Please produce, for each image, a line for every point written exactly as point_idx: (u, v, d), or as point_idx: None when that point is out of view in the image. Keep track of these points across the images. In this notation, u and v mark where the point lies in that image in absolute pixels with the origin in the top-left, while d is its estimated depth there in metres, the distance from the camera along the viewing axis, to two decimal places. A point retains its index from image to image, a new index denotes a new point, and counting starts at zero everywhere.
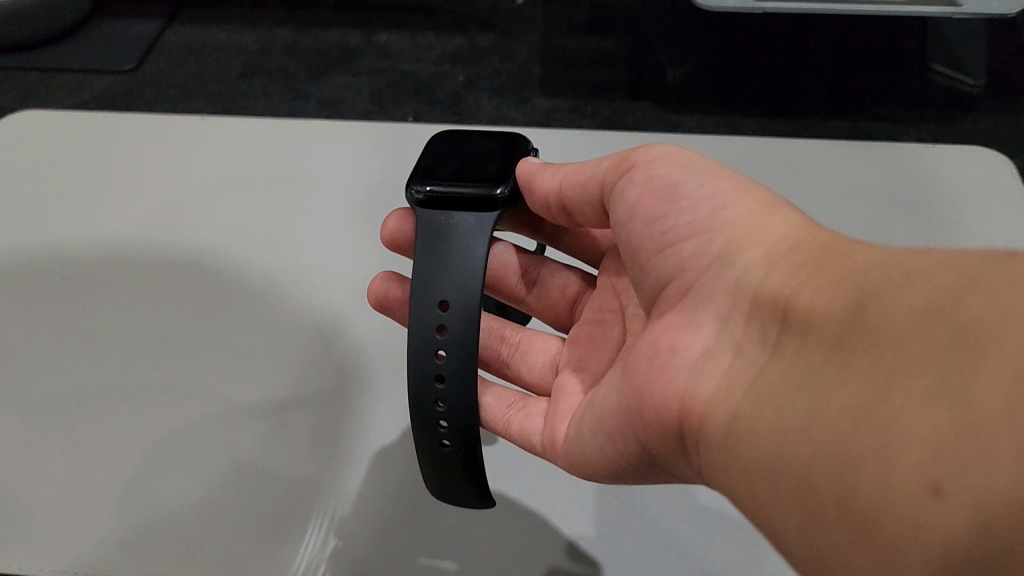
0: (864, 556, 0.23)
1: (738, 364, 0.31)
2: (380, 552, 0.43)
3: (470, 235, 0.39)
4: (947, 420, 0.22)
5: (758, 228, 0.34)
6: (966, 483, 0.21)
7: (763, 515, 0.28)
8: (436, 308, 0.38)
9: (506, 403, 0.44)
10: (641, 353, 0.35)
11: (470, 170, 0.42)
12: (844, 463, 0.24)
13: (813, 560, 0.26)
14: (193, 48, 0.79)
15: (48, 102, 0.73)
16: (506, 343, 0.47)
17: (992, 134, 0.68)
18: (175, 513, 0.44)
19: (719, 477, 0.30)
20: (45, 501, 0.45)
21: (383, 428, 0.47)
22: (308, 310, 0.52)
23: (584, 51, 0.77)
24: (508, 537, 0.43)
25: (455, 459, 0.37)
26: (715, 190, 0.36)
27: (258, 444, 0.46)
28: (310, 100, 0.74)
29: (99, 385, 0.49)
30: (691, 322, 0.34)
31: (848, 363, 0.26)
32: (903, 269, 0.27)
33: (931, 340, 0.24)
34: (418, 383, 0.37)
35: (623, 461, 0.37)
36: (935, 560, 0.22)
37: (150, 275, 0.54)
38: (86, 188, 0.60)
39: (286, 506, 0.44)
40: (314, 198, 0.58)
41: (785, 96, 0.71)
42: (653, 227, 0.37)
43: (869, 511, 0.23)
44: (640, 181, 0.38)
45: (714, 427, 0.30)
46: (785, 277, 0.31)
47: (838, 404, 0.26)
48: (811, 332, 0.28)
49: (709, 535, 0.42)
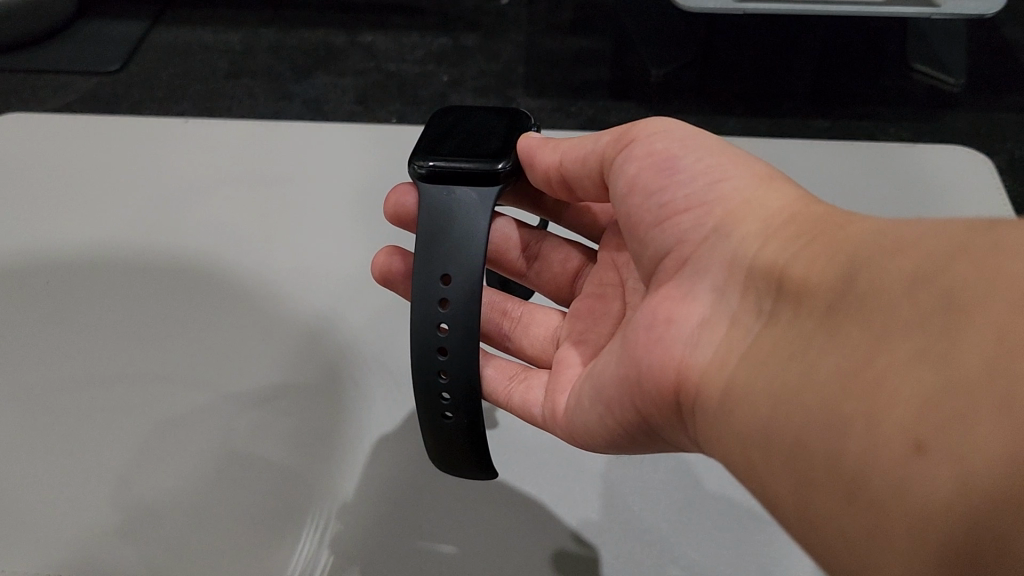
0: (850, 514, 0.24)
1: (733, 334, 0.32)
2: (380, 533, 0.44)
3: (471, 210, 0.40)
4: (931, 382, 0.23)
5: (754, 202, 0.34)
6: (947, 444, 0.22)
7: (754, 479, 0.29)
8: (438, 281, 0.38)
9: (508, 375, 0.44)
10: (638, 325, 0.36)
11: (470, 146, 0.42)
12: (833, 424, 0.25)
13: (802, 520, 0.26)
14: (177, 49, 0.79)
15: (32, 103, 0.73)
16: (507, 316, 0.47)
17: (970, 132, 0.70)
18: (173, 500, 0.44)
19: (716, 442, 0.31)
20: (37, 499, 0.45)
21: (379, 415, 0.48)
22: (301, 305, 0.52)
23: (568, 51, 0.78)
24: (511, 522, 0.43)
25: (458, 430, 0.37)
26: (715, 165, 0.37)
27: (255, 432, 0.47)
28: (295, 100, 0.75)
29: (90, 384, 0.50)
30: (688, 293, 0.34)
31: (838, 329, 0.27)
32: (894, 239, 0.27)
33: (919, 305, 0.24)
34: (421, 355, 0.37)
35: (620, 430, 0.38)
36: (914, 518, 0.22)
37: (139, 273, 0.55)
38: (73, 187, 0.60)
39: (285, 493, 0.45)
40: (304, 197, 0.59)
41: (768, 96, 0.72)
42: (652, 200, 0.37)
43: (855, 470, 0.24)
44: (639, 155, 0.38)
45: (711, 396, 0.31)
46: (781, 246, 0.31)
47: (828, 368, 0.26)
48: (804, 300, 0.29)
49: (710, 518, 0.43)
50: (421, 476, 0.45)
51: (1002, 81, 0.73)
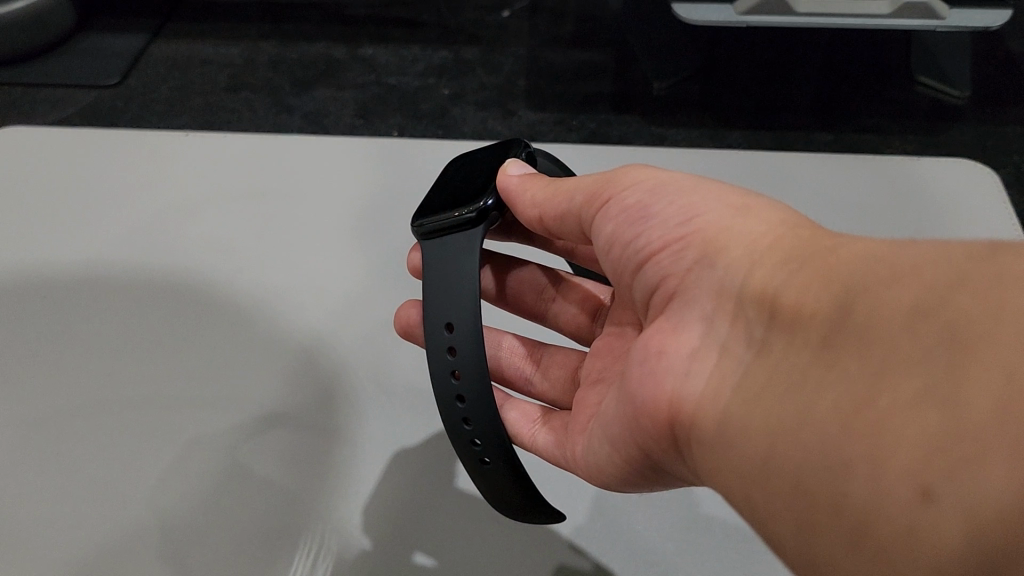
0: (857, 556, 0.24)
1: (725, 363, 0.31)
2: (379, 553, 0.43)
3: (462, 256, 0.40)
4: (934, 423, 0.23)
5: (734, 228, 0.34)
6: (953, 488, 0.22)
7: (755, 515, 0.28)
8: (443, 332, 0.38)
9: (531, 418, 0.44)
10: (633, 359, 0.36)
11: (458, 199, 0.42)
12: (835, 463, 0.25)
13: (808, 559, 0.26)
14: (178, 63, 0.79)
15: (32, 118, 0.72)
16: (530, 361, 0.47)
17: (977, 146, 0.69)
18: (172, 515, 0.44)
19: (712, 474, 0.30)
20: (26, 518, 0.45)
21: (374, 432, 0.47)
22: (296, 322, 0.52)
23: (571, 64, 0.77)
24: (504, 546, 0.43)
25: (499, 471, 0.37)
26: (685, 207, 0.37)
27: (250, 450, 0.46)
28: (295, 113, 0.74)
29: (81, 399, 0.49)
30: (677, 325, 0.34)
31: (836, 363, 0.26)
32: (889, 267, 0.27)
33: (920, 341, 0.24)
34: (444, 410, 0.37)
35: (629, 466, 0.37)
36: (924, 562, 0.22)
37: (134, 290, 0.54)
38: (69, 203, 0.60)
39: (280, 510, 0.44)
40: (301, 211, 0.58)
41: (773, 108, 0.72)
42: (630, 247, 0.38)
43: (861, 511, 0.24)
44: (614, 214, 0.39)
45: (706, 425, 0.31)
46: (771, 270, 0.31)
47: (827, 404, 0.26)
48: (800, 330, 0.28)
49: (706, 541, 0.42)
50: (421, 495, 0.45)
51: (1009, 94, 0.73)
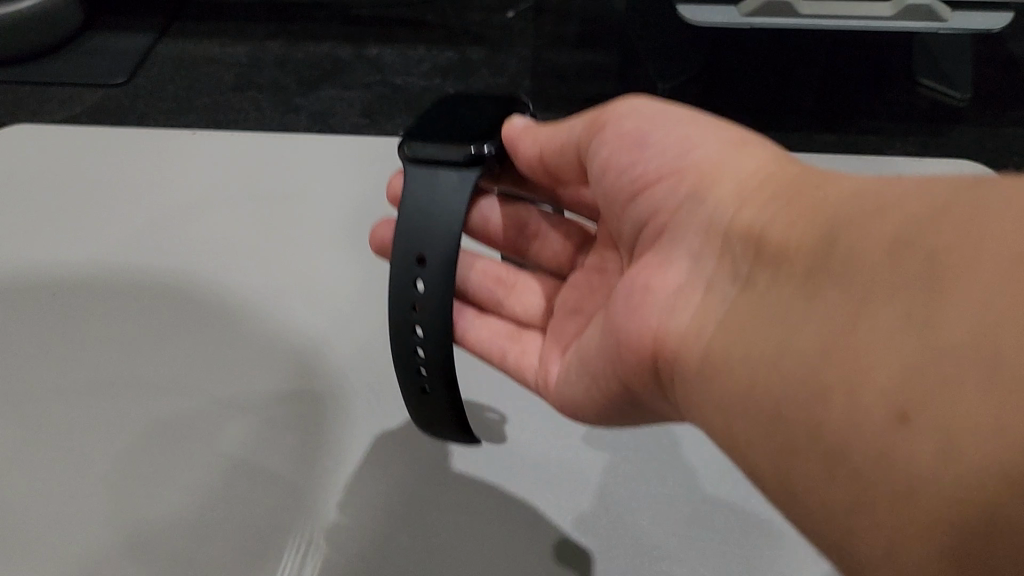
0: (837, 480, 0.26)
1: (710, 299, 0.34)
2: (384, 541, 0.43)
3: (452, 193, 0.40)
4: (910, 351, 0.25)
5: (726, 164, 0.36)
6: (929, 413, 0.23)
7: (735, 443, 0.30)
8: (414, 262, 0.39)
9: (505, 336, 0.47)
10: (618, 298, 0.39)
11: (455, 132, 0.43)
12: (819, 392, 0.27)
13: (781, 481, 0.28)
14: (184, 62, 0.79)
15: (40, 116, 0.73)
16: (503, 284, 0.49)
17: (978, 147, 0.70)
18: (184, 507, 0.45)
19: (699, 411, 0.32)
20: (35, 511, 0.45)
21: (379, 428, 0.48)
22: (301, 320, 0.52)
23: (575, 64, 0.78)
24: (505, 539, 0.43)
25: (438, 401, 0.40)
26: (681, 135, 0.38)
27: (258, 447, 0.47)
28: (301, 113, 0.75)
29: (91, 396, 0.50)
30: (665, 261, 0.37)
31: (820, 295, 0.28)
32: (872, 201, 0.29)
33: (901, 270, 0.26)
34: (398, 332, 0.40)
35: (607, 400, 0.41)
36: (895, 481, 0.24)
37: (143, 288, 0.54)
38: (72, 202, 0.60)
39: (289, 504, 0.45)
40: (302, 212, 0.59)
41: (775, 109, 0.72)
42: (623, 174, 0.39)
43: (839, 435, 0.26)
44: (610, 139, 0.40)
45: (691, 360, 0.33)
46: (757, 210, 0.33)
47: (811, 333, 0.28)
48: (785, 263, 0.31)
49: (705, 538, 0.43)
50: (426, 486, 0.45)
51: (1010, 97, 0.73)
